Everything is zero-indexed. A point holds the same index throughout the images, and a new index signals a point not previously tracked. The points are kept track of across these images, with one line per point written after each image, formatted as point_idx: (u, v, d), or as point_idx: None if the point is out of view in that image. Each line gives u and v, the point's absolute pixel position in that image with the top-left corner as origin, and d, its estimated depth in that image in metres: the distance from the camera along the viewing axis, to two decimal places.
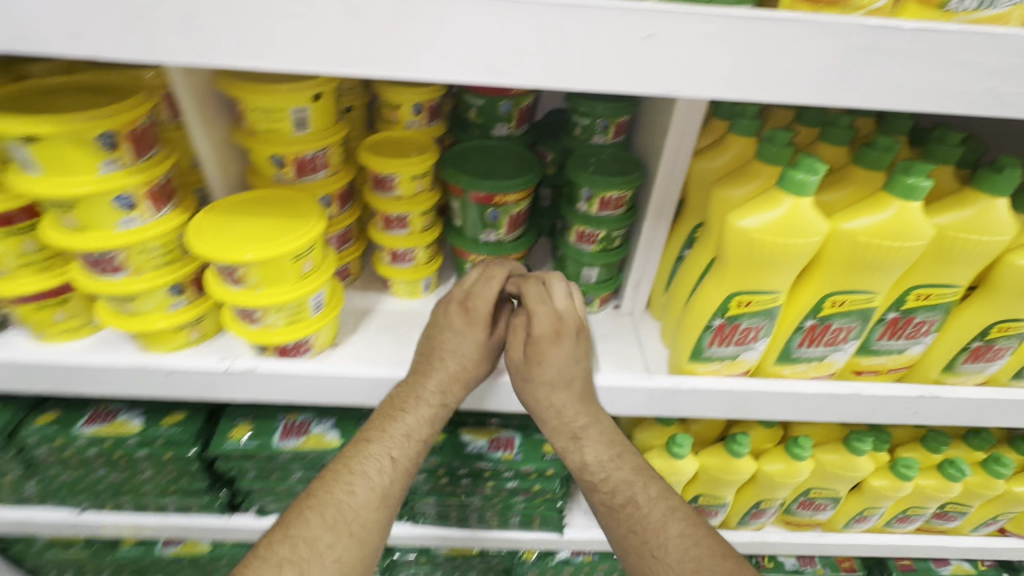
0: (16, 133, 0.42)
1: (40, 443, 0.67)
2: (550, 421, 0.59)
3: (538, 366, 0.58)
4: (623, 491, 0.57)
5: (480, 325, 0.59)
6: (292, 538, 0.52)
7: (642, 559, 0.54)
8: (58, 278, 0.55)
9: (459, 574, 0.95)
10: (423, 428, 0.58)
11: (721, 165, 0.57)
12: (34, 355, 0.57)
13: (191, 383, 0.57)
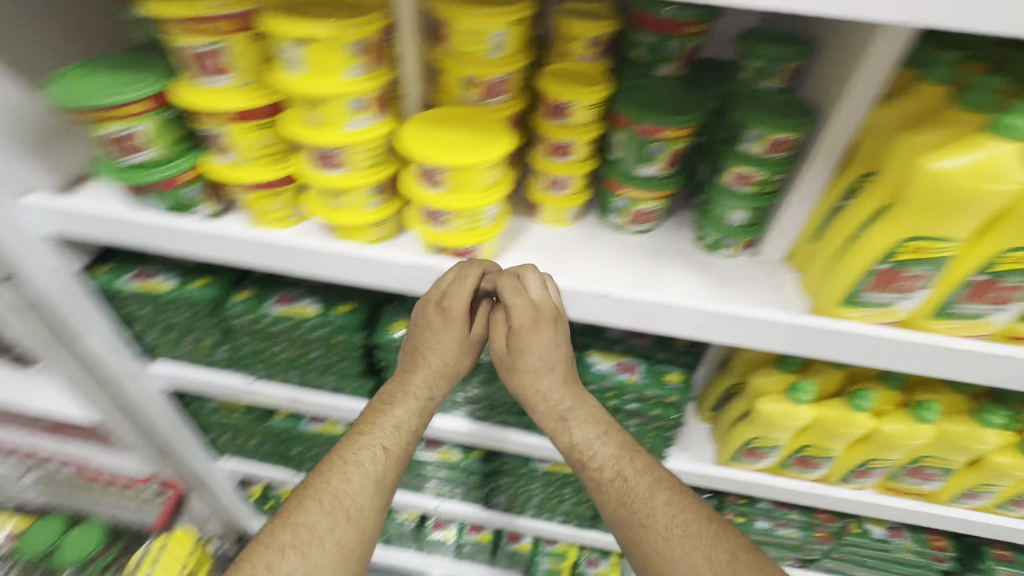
0: (298, 35, 0.51)
1: (239, 314, 0.80)
2: (537, 397, 0.72)
3: (517, 350, 0.69)
4: (610, 467, 0.70)
5: (456, 321, 0.69)
6: (291, 528, 0.67)
7: (632, 531, 0.67)
8: (283, 169, 0.65)
9: (553, 488, 1.04)
10: (409, 413, 0.74)
11: (904, 114, 0.57)
12: (252, 236, 0.67)
13: (380, 273, 0.67)
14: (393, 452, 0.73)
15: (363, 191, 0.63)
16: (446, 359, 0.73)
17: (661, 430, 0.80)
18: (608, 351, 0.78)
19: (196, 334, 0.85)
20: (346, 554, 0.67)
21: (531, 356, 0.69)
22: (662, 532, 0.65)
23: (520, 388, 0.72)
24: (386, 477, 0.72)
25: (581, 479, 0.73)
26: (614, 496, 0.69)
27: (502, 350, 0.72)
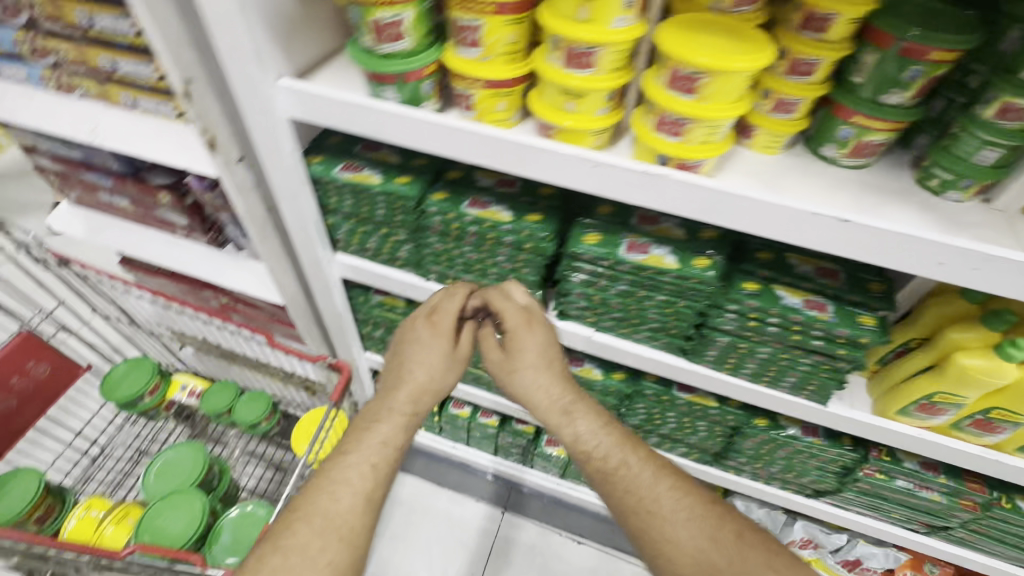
0: None
1: (435, 214, 0.84)
2: (533, 396, 0.85)
3: (516, 350, 0.86)
4: (616, 457, 0.82)
5: (445, 334, 0.85)
6: (271, 570, 0.68)
7: (640, 518, 0.77)
8: (522, 68, 0.67)
9: (686, 423, 1.05)
10: (397, 428, 0.81)
11: None
12: (480, 132, 0.70)
13: (600, 179, 0.69)
14: (385, 464, 0.79)
15: (602, 95, 0.64)
16: (427, 379, 0.85)
17: (834, 373, 0.80)
18: (798, 287, 0.76)
19: (388, 231, 0.91)
20: (337, 571, 0.70)
21: (529, 354, 0.86)
22: (669, 515, 0.77)
23: (520, 388, 0.86)
24: (372, 494, 0.76)
25: (590, 471, 0.83)
26: (622, 487, 0.79)
27: (496, 361, 0.88)
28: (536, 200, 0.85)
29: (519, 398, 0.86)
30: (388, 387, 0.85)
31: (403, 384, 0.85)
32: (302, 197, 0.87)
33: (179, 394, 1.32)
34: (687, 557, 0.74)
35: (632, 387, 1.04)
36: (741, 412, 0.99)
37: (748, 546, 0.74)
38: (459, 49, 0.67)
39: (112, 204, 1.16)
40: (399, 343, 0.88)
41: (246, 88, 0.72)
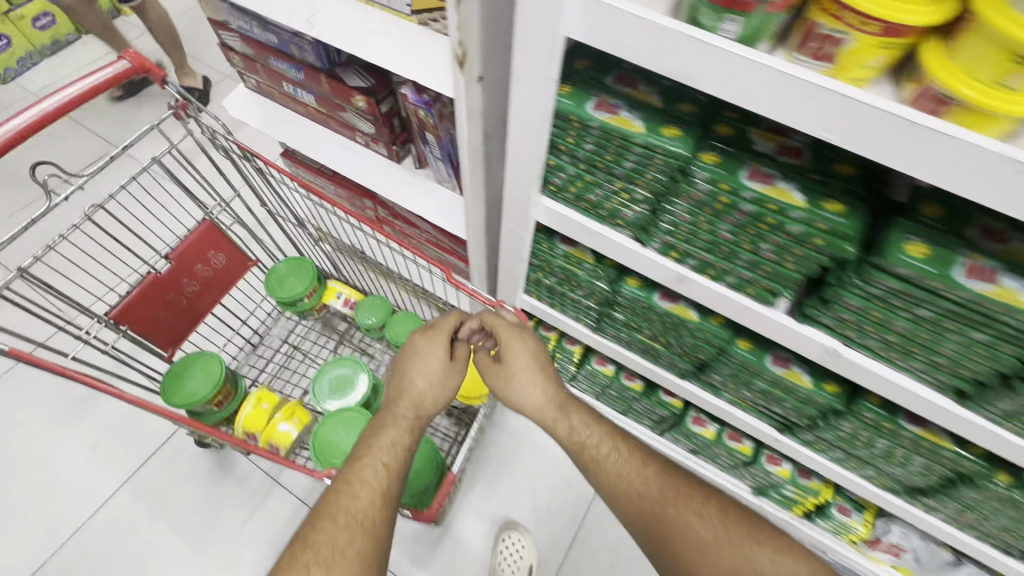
0: None
1: (702, 181, 0.68)
2: (529, 394, 1.09)
3: (510, 359, 1.11)
4: (603, 445, 1.00)
5: (439, 343, 1.12)
6: (318, 546, 0.81)
7: (631, 493, 0.93)
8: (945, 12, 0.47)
9: (899, 455, 0.91)
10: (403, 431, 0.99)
11: None
12: (847, 100, 0.51)
13: (1006, 195, 0.50)
14: (396, 451, 0.96)
15: None
16: (428, 393, 1.07)
17: None
18: None
19: (622, 186, 0.77)
20: (364, 532, 0.84)
21: (520, 361, 1.11)
22: (658, 496, 0.92)
23: (517, 386, 1.10)
24: (390, 486, 0.92)
25: (584, 462, 1.00)
26: (609, 470, 0.96)
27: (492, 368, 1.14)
28: (834, 183, 0.66)
29: (520, 395, 1.10)
30: (401, 396, 1.07)
31: (408, 393, 1.07)
32: (539, 137, 0.73)
33: (334, 302, 1.33)
34: (677, 525, 0.89)
35: (847, 405, 0.89)
36: (985, 464, 0.83)
37: (734, 522, 0.89)
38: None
39: (293, 98, 1.08)
40: (408, 364, 1.13)
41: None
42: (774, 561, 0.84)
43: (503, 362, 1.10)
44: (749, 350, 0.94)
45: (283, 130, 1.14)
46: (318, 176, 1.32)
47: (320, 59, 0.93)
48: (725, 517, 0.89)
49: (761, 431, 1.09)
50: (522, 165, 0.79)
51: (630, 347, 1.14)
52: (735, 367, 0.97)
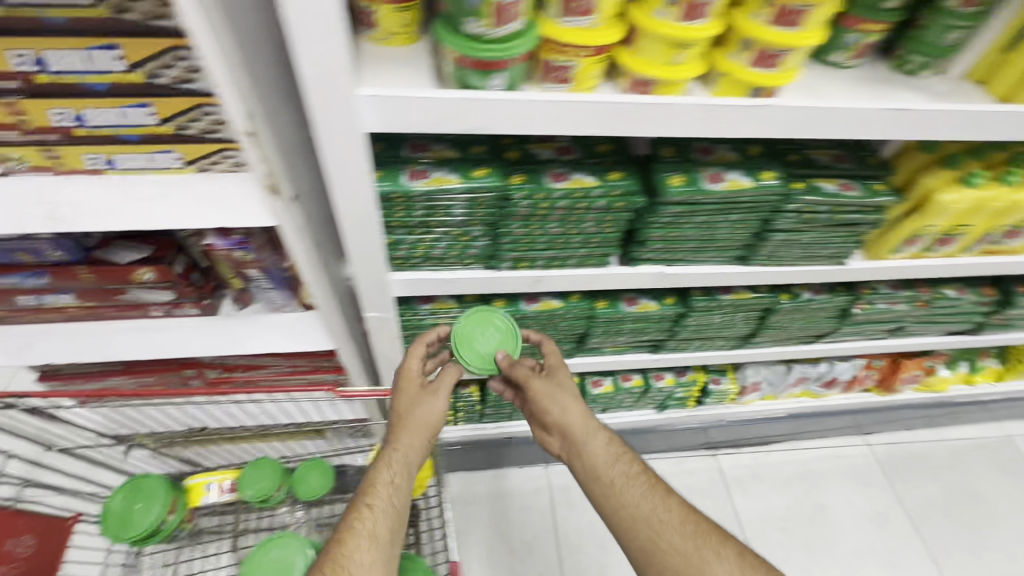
0: None
1: (523, 200, 0.81)
2: (566, 414, 0.95)
3: (557, 380, 0.98)
4: (614, 464, 0.92)
5: (418, 385, 0.95)
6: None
7: (654, 528, 0.84)
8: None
9: (727, 319, 1.21)
10: (404, 459, 0.88)
11: None
12: (602, 101, 0.69)
13: (709, 120, 0.74)
14: (386, 485, 0.86)
15: (706, 42, 0.68)
16: (427, 413, 0.92)
17: (857, 235, 1.00)
18: (829, 175, 0.92)
19: (460, 232, 0.85)
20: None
21: (566, 388, 0.98)
22: (652, 515, 0.85)
23: (564, 403, 0.95)
24: (381, 518, 0.82)
25: (603, 484, 0.91)
26: (632, 495, 0.87)
27: (534, 379, 0.97)
28: (603, 159, 0.87)
29: (540, 410, 0.97)
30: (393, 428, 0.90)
31: (407, 426, 0.91)
32: (374, 213, 0.75)
33: (208, 497, 1.10)
34: (665, 550, 0.82)
35: (683, 305, 1.15)
36: (770, 294, 1.17)
37: (751, 560, 0.79)
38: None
39: (39, 308, 0.87)
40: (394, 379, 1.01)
41: (317, 94, 0.58)
42: (730, 562, 0.79)
43: (550, 379, 0.97)
44: (606, 306, 1.12)
45: (46, 348, 0.92)
46: (105, 381, 1.07)
47: (70, 251, 0.78)
48: (719, 532, 0.83)
49: (641, 359, 1.31)
50: (367, 253, 0.82)
51: (521, 356, 1.25)
52: (605, 324, 1.15)
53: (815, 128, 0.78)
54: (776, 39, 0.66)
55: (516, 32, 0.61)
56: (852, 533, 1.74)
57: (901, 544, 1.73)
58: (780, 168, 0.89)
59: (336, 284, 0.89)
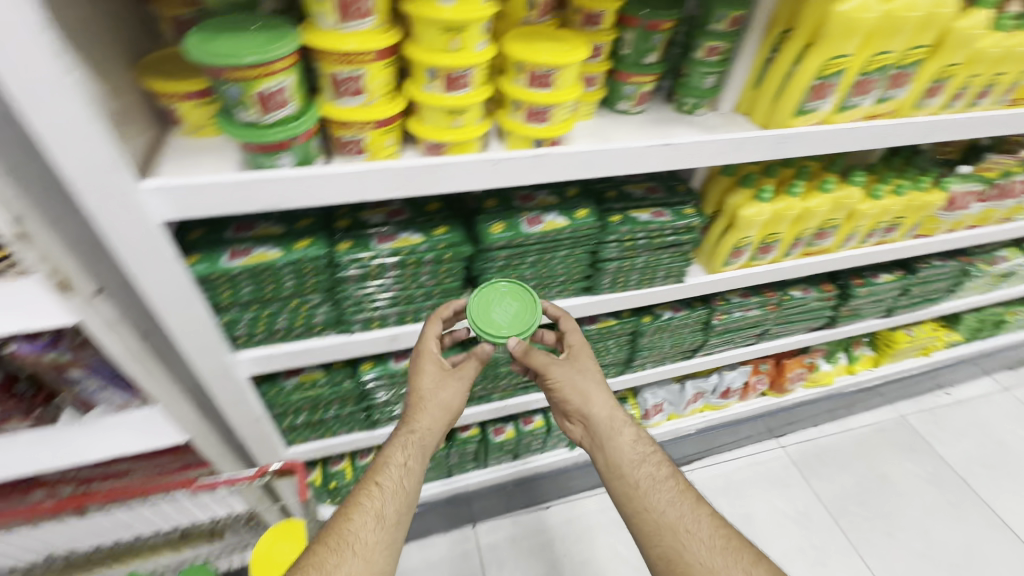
0: (443, 20, 0.64)
1: (351, 263, 0.85)
2: (589, 403, 0.99)
3: (578, 366, 1.01)
4: (641, 466, 0.96)
5: (439, 372, 0.94)
6: (306, 566, 0.77)
7: (682, 537, 0.86)
8: (396, 35, 0.66)
9: (599, 347, 1.27)
10: (418, 446, 0.90)
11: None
12: (396, 166, 0.76)
13: (506, 171, 0.81)
14: (397, 471, 0.88)
15: (477, 107, 0.76)
16: (444, 401, 0.93)
17: (684, 255, 1.10)
18: (642, 206, 1.03)
19: (298, 302, 0.87)
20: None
21: (589, 377, 1.01)
22: (678, 522, 0.88)
23: (588, 392, 0.99)
24: (388, 504, 0.85)
25: (633, 483, 0.94)
26: (659, 500, 0.91)
27: (559, 365, 0.99)
28: (432, 216, 0.92)
29: (568, 398, 1.00)
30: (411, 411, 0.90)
31: (425, 410, 0.92)
32: (193, 296, 0.76)
33: None
34: (686, 557, 0.84)
35: (554, 341, 1.21)
36: (632, 318, 1.25)
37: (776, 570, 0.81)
38: (322, 28, 0.64)
39: None
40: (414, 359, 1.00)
41: (93, 191, 0.60)
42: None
43: (570, 367, 1.00)
44: None
45: None
46: None
47: None
48: (749, 546, 0.85)
49: (532, 399, 1.34)
50: (199, 336, 0.81)
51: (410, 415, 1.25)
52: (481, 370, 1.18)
53: (605, 167, 0.87)
54: (538, 97, 0.76)
55: (288, 117, 0.66)
56: (777, 538, 1.78)
57: (825, 538, 1.79)
58: (596, 206, 0.99)
59: (177, 374, 0.87)
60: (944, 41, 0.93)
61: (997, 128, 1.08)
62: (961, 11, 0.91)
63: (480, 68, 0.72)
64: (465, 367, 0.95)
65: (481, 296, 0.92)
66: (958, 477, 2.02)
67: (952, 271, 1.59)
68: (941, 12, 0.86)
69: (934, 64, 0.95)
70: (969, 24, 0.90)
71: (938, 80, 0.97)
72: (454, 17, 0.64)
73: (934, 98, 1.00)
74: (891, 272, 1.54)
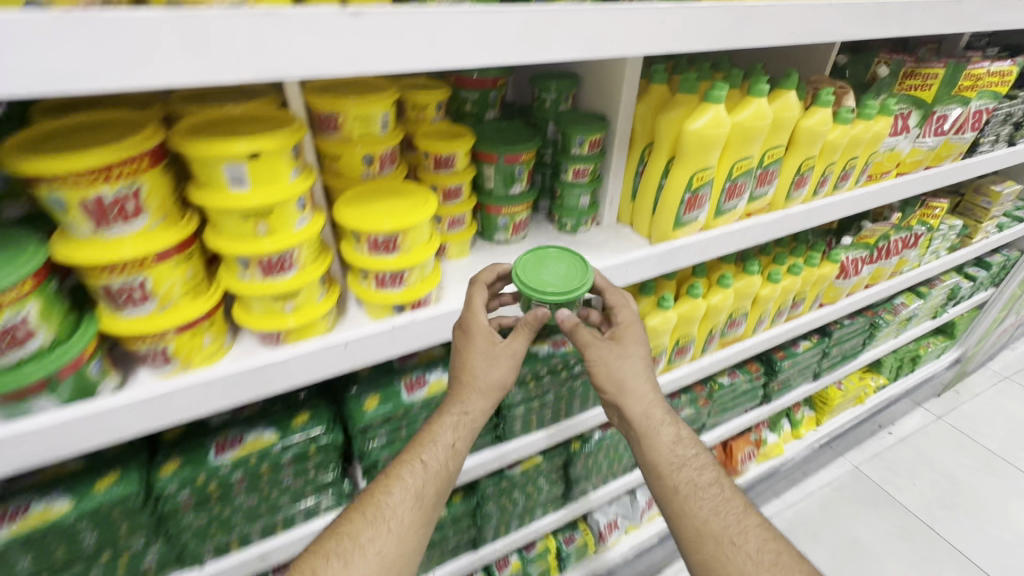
0: (241, 207, 0.53)
1: (180, 489, 0.66)
2: (637, 389, 0.80)
3: (627, 346, 0.81)
4: (689, 466, 0.80)
5: (489, 348, 0.74)
6: (338, 534, 0.68)
7: (726, 549, 0.73)
8: (186, 228, 0.55)
9: (530, 489, 1.12)
10: (460, 430, 0.74)
11: (678, 114, 0.84)
12: (215, 373, 0.61)
13: (366, 349, 0.67)
14: (438, 454, 0.74)
15: (315, 282, 0.65)
16: (487, 383, 0.74)
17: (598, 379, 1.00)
18: (542, 336, 0.92)
19: (111, 554, 0.66)
20: (389, 564, 0.68)
21: (638, 360, 0.81)
22: (727, 535, 0.74)
23: (625, 382, 0.79)
24: (428, 491, 0.73)
25: (678, 484, 0.79)
26: (707, 507, 0.76)
27: (602, 344, 0.80)
28: (292, 400, 0.77)
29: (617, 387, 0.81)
30: (458, 392, 0.73)
31: (469, 387, 0.75)
32: None
33: None
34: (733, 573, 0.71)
35: (475, 496, 1.04)
36: (560, 448, 1.12)
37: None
38: (77, 237, 0.50)
39: None
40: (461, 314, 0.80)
41: None
42: None
43: (618, 348, 0.80)
44: None
45: None
46: None
47: None
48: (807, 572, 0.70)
49: (465, 564, 1.13)
50: None
51: None
52: None
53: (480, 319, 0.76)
54: (385, 264, 0.66)
55: (41, 349, 0.51)
56: None
57: None
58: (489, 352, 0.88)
59: None
60: (795, 139, 0.95)
61: (866, 204, 1.11)
62: (804, 110, 0.94)
63: (308, 243, 0.62)
64: (510, 344, 0.76)
65: (531, 258, 0.80)
66: (924, 525, 1.96)
67: (862, 326, 1.62)
68: (786, 116, 0.88)
69: (793, 159, 0.97)
70: (814, 122, 0.93)
71: (802, 172, 0.98)
72: (256, 202, 0.53)
73: (802, 188, 1.01)
74: (809, 338, 1.53)
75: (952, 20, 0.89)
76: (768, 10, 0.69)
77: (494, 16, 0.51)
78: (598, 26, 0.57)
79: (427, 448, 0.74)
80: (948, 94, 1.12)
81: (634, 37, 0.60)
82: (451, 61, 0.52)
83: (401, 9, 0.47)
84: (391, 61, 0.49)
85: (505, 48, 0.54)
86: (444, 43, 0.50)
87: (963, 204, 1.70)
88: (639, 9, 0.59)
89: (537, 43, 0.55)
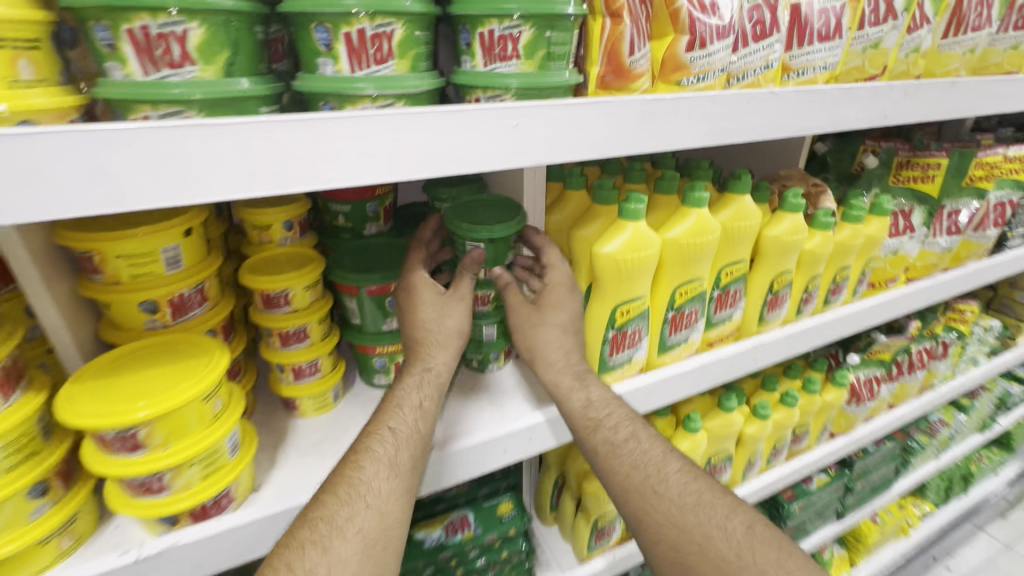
0: None
1: None
2: (550, 354, 0.61)
3: (550, 305, 0.62)
4: (623, 427, 0.58)
5: (443, 303, 0.61)
6: (311, 518, 0.49)
7: (650, 501, 0.55)
8: None
9: None
10: (427, 388, 0.59)
11: (594, 232, 0.65)
12: None
13: None
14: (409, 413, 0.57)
15: (25, 495, 0.44)
16: (438, 338, 0.61)
17: (518, 567, 0.75)
18: (433, 516, 0.70)
19: None
20: (373, 544, 0.49)
21: (565, 320, 0.62)
22: (666, 495, 0.55)
23: (534, 352, 0.62)
24: (405, 456, 0.54)
25: (595, 447, 0.58)
26: (635, 460, 0.57)
27: (520, 304, 0.63)
28: None
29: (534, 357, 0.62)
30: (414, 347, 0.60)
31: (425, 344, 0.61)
32: None
33: None
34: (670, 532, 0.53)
35: None
36: None
37: (763, 545, 0.50)
38: None
39: None
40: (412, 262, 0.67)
41: None
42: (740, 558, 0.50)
43: (537, 307, 0.62)
44: None
45: None
46: None
47: None
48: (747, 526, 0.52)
49: None
50: None
51: None
52: None
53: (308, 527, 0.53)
54: (130, 468, 0.45)
55: None
56: None
57: None
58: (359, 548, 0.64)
59: None
60: (761, 250, 0.75)
61: (872, 322, 0.87)
62: (767, 216, 0.74)
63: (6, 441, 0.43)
64: (456, 299, 0.62)
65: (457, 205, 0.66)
66: None
67: (892, 451, 1.33)
68: (740, 227, 0.69)
69: (762, 273, 0.76)
70: (780, 231, 0.73)
71: (776, 289, 0.77)
72: None
73: (781, 307, 0.79)
74: (824, 470, 1.24)
75: (948, 105, 0.71)
76: (686, 102, 0.51)
77: (211, 136, 0.34)
78: (408, 139, 0.40)
79: (395, 410, 0.57)
80: (957, 186, 0.93)
81: (470, 150, 0.43)
82: (144, 202, 0.34)
83: (18, 131, 0.30)
84: (24, 205, 0.31)
85: (245, 177, 0.36)
86: (123, 172, 0.33)
87: (998, 300, 1.44)
88: (473, 110, 0.41)
89: (304, 167, 0.38)
